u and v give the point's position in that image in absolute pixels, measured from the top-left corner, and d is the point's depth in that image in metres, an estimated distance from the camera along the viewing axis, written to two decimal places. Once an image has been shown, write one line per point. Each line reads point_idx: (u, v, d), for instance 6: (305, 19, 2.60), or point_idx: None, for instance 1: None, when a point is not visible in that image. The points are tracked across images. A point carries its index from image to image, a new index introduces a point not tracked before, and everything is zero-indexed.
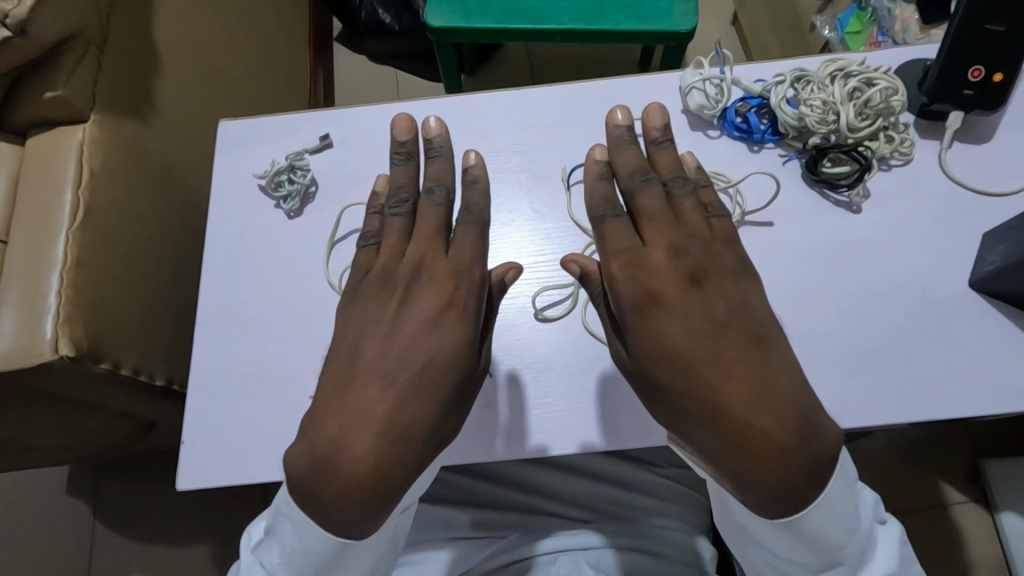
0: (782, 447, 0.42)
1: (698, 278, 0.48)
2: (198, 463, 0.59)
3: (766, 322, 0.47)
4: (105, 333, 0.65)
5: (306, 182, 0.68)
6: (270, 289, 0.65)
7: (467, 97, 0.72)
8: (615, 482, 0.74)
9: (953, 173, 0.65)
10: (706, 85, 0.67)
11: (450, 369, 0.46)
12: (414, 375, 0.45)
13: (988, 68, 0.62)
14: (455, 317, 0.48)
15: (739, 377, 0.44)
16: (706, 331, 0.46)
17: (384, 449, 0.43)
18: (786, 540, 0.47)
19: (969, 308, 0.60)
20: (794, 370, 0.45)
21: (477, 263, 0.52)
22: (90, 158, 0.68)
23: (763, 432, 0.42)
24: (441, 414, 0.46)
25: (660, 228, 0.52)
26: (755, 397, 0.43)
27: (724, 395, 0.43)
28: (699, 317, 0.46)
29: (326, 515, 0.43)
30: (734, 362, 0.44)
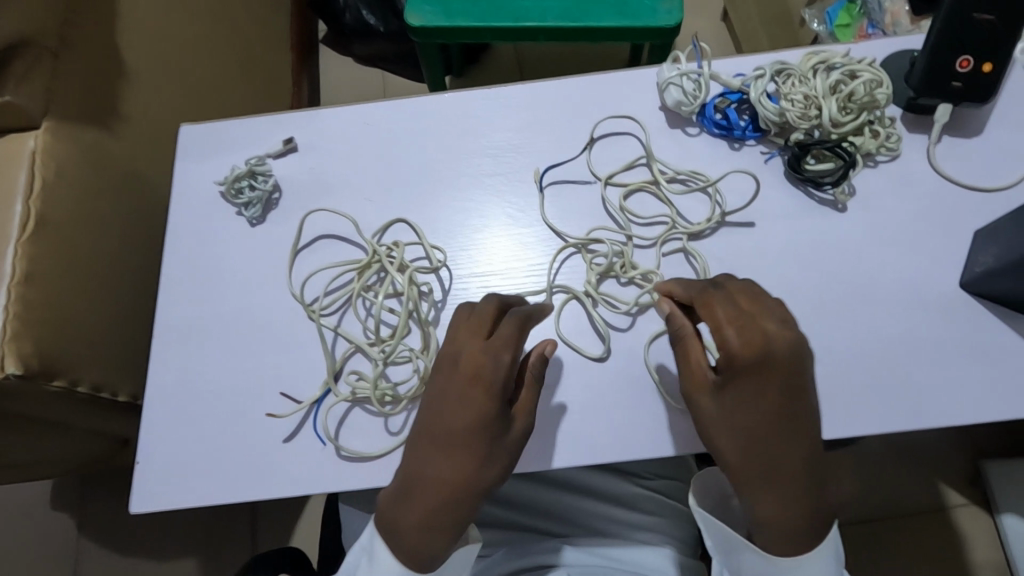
0: (793, 506, 0.47)
1: (761, 362, 0.47)
2: (153, 485, 0.57)
3: (811, 403, 0.48)
4: (58, 349, 0.63)
5: (268, 189, 0.65)
6: (233, 300, 0.63)
7: (437, 97, 0.69)
8: (598, 496, 0.70)
9: (942, 168, 0.62)
10: (683, 80, 0.64)
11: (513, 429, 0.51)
12: (478, 448, 0.49)
13: (977, 58, 0.59)
14: (486, 397, 0.49)
15: (775, 450, 0.47)
16: (743, 410, 0.48)
17: (442, 494, 0.49)
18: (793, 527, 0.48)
19: (961, 309, 0.57)
20: (818, 439, 0.48)
21: (510, 347, 0.50)
22: (43, 168, 0.65)
23: (785, 500, 0.47)
24: (483, 466, 0.49)
25: (720, 311, 0.49)
26: (782, 467, 0.47)
27: (758, 465, 0.48)
28: (740, 403, 0.48)
29: (402, 541, 0.50)
30: (771, 441, 0.47)
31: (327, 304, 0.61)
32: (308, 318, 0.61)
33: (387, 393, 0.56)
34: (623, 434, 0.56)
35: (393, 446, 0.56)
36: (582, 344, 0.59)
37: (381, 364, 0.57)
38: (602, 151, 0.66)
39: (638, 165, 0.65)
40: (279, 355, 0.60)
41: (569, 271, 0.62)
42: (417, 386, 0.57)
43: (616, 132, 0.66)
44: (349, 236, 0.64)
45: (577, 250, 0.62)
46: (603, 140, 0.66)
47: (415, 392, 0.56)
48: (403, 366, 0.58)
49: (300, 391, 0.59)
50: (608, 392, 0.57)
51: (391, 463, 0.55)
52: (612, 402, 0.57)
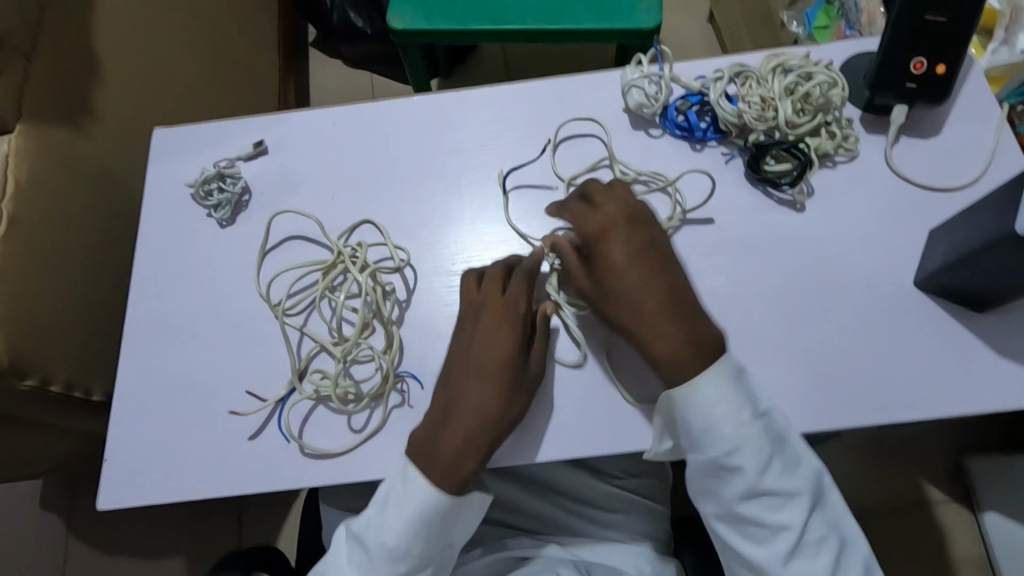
0: (690, 369, 0.52)
1: (631, 220, 0.57)
2: (120, 483, 0.57)
3: (675, 273, 0.55)
4: (30, 349, 0.64)
5: (237, 190, 0.66)
6: (202, 300, 0.63)
7: (406, 99, 0.70)
8: (570, 495, 0.71)
9: (899, 167, 0.63)
10: (645, 83, 0.65)
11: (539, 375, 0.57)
12: (518, 386, 0.55)
13: (930, 59, 0.60)
14: (517, 339, 0.55)
15: (659, 312, 0.53)
16: (633, 286, 0.54)
17: (473, 425, 0.53)
18: (767, 479, 0.50)
19: (916, 307, 0.58)
20: (696, 311, 0.54)
21: (524, 295, 0.57)
22: (16, 170, 0.66)
23: (677, 324, 0.53)
24: (508, 394, 0.54)
25: (607, 206, 0.57)
26: (666, 310, 0.53)
27: (653, 322, 0.53)
28: (629, 274, 0.55)
29: (437, 469, 0.53)
30: (658, 303, 0.54)
31: (293, 304, 0.62)
32: (274, 318, 0.62)
33: (350, 391, 0.58)
34: (581, 431, 0.57)
35: (356, 443, 0.57)
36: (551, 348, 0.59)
37: (343, 364, 0.58)
38: (565, 154, 0.67)
39: (601, 167, 0.66)
40: (246, 354, 0.61)
41: None
42: (379, 385, 0.58)
43: (578, 135, 0.67)
44: (316, 237, 0.65)
45: None
46: (566, 143, 0.67)
47: (376, 390, 0.57)
48: (366, 364, 0.59)
49: (265, 389, 0.59)
50: (567, 389, 0.58)
51: (352, 460, 0.56)
52: (572, 401, 0.57)
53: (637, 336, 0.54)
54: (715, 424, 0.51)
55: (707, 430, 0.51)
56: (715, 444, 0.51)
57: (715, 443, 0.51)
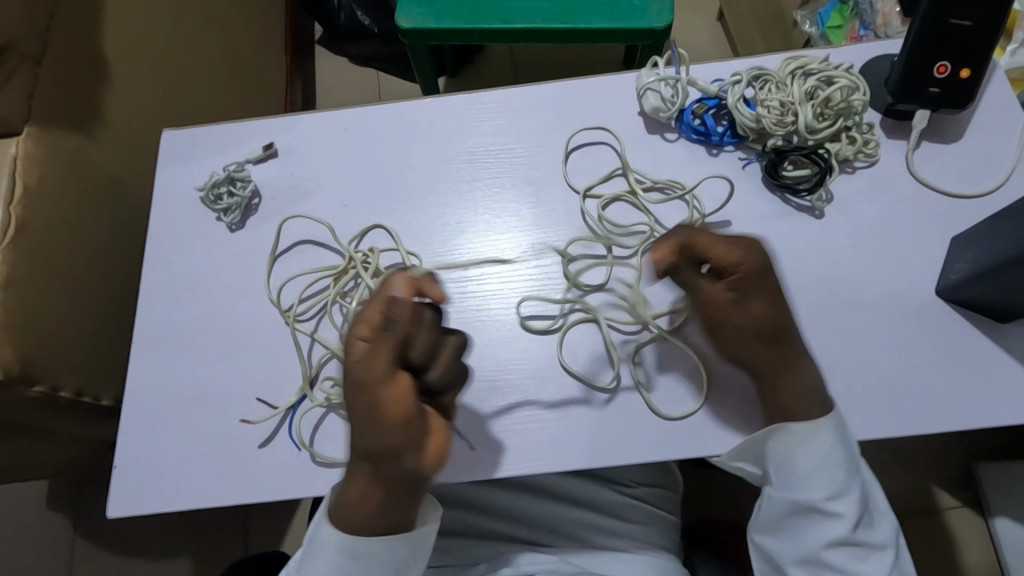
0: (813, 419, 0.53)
1: (761, 258, 0.52)
2: (128, 490, 0.57)
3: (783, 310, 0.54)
4: (39, 355, 0.64)
5: (247, 195, 0.65)
6: (211, 306, 0.63)
7: (418, 102, 0.69)
8: (580, 504, 0.69)
9: (921, 174, 0.62)
10: (661, 86, 0.64)
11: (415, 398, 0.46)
12: (368, 418, 0.46)
13: (955, 63, 0.59)
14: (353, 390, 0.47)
15: (781, 346, 0.53)
16: (755, 319, 0.52)
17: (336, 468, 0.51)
18: (857, 530, 0.52)
19: (937, 316, 0.57)
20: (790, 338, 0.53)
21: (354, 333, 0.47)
22: (25, 174, 0.66)
23: (804, 368, 0.53)
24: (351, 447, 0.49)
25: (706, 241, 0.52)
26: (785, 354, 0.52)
27: (776, 358, 0.52)
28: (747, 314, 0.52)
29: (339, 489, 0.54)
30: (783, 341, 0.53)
31: (304, 310, 0.61)
32: (285, 324, 0.61)
33: None
34: (594, 440, 0.56)
35: None
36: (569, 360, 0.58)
37: None
38: (579, 160, 0.66)
39: (615, 176, 0.64)
40: (256, 361, 0.60)
41: (545, 279, 0.61)
42: None
43: (593, 140, 0.66)
44: (327, 242, 0.64)
45: (588, 243, 0.62)
46: (580, 149, 0.66)
47: None
48: None
49: (276, 396, 0.59)
50: (580, 397, 0.57)
51: None
52: (587, 409, 0.57)
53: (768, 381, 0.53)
54: (819, 467, 0.53)
55: (807, 473, 0.53)
56: (817, 487, 0.53)
57: (819, 486, 0.53)
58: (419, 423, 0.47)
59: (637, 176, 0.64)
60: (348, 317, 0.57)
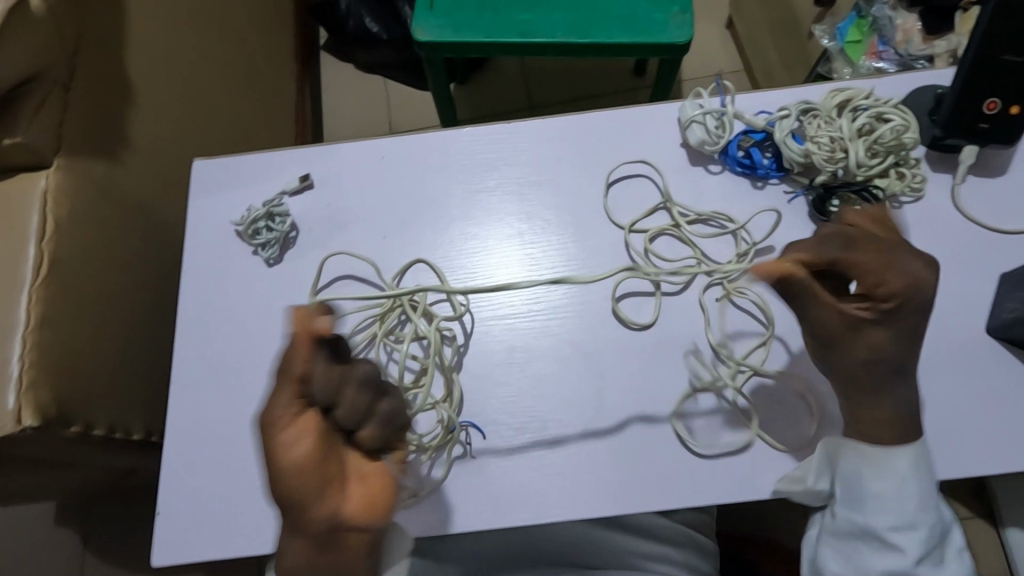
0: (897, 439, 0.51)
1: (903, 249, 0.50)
2: (173, 535, 0.56)
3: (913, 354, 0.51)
4: (74, 395, 0.62)
5: (285, 229, 0.64)
6: (250, 343, 0.62)
7: (456, 131, 0.68)
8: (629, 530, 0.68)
9: (968, 210, 0.61)
10: (707, 119, 0.63)
11: (311, 444, 0.42)
12: (270, 467, 0.42)
13: (1004, 100, 0.58)
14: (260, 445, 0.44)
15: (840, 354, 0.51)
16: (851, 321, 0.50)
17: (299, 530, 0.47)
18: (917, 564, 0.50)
19: (987, 354, 0.57)
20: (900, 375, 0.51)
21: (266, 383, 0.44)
22: (56, 208, 0.64)
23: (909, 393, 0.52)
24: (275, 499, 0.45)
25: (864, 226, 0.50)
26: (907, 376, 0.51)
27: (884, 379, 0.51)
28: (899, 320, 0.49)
29: None
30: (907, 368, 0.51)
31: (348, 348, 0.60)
32: None
33: (412, 443, 0.56)
34: (647, 482, 0.55)
35: (417, 496, 0.55)
36: (618, 399, 0.58)
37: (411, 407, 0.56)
38: (621, 193, 0.65)
39: (658, 210, 0.64)
40: None
41: (592, 315, 0.61)
42: (442, 436, 0.56)
43: (633, 173, 0.65)
44: (369, 278, 0.63)
45: (635, 284, 0.61)
46: (621, 182, 0.65)
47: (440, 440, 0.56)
48: (426, 414, 0.58)
49: None
50: (632, 437, 0.57)
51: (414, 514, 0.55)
52: (639, 450, 0.56)
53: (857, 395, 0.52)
54: (894, 499, 0.51)
55: (884, 502, 0.51)
56: (887, 516, 0.51)
57: (892, 511, 0.51)
58: (314, 470, 0.42)
59: (681, 211, 0.63)
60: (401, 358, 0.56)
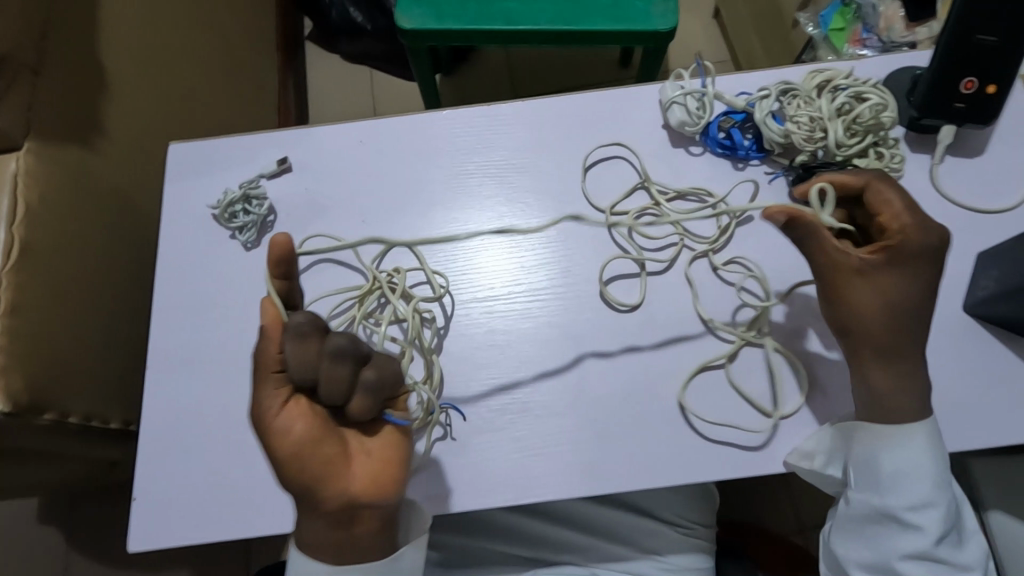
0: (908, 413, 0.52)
1: (930, 241, 0.50)
2: (150, 522, 0.55)
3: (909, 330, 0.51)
4: (49, 383, 0.62)
5: (262, 213, 0.63)
6: (228, 329, 0.61)
7: (436, 114, 0.67)
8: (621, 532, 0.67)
9: (945, 191, 0.62)
10: (687, 100, 0.63)
11: (304, 420, 0.45)
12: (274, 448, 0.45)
13: (981, 79, 0.59)
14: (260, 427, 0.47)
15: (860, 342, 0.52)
16: (891, 297, 0.51)
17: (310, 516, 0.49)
18: (940, 546, 0.52)
19: (964, 333, 0.58)
20: (908, 362, 0.52)
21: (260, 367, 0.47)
22: (27, 192, 0.63)
23: (880, 367, 0.52)
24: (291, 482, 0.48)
25: (892, 198, 0.51)
26: (909, 344, 0.51)
27: (892, 344, 0.51)
28: (886, 279, 0.51)
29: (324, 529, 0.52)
30: (908, 336, 0.51)
31: None
32: None
33: None
34: (629, 462, 0.55)
35: None
36: (599, 380, 0.58)
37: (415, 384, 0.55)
38: (601, 174, 0.65)
39: (637, 191, 0.64)
40: None
41: (574, 297, 0.60)
42: (423, 419, 0.55)
43: (612, 156, 0.65)
44: (347, 261, 0.62)
45: (617, 266, 0.61)
46: (600, 163, 0.65)
47: (420, 421, 0.55)
48: (406, 397, 0.57)
49: None
50: (614, 419, 0.56)
51: None
52: (620, 431, 0.56)
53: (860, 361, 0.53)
54: (907, 472, 0.52)
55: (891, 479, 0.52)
56: (904, 497, 0.52)
57: (908, 494, 0.52)
58: (310, 449, 0.45)
59: (660, 191, 0.63)
60: (378, 341, 0.55)
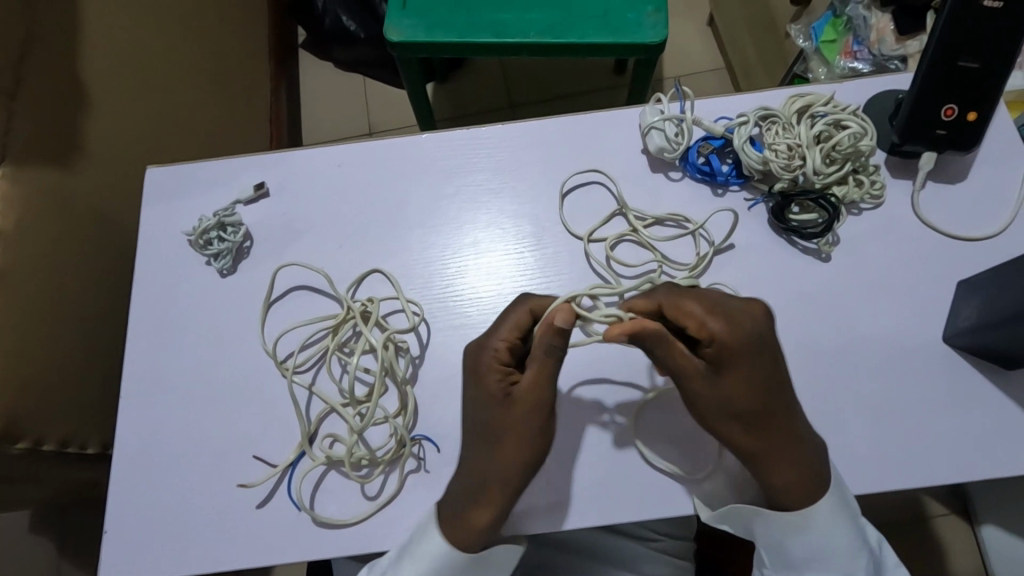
0: (806, 481, 0.50)
1: (755, 330, 0.50)
2: (120, 554, 0.55)
3: (786, 407, 0.50)
4: (21, 411, 0.62)
5: (238, 239, 0.62)
6: (203, 356, 0.60)
7: (414, 138, 0.67)
8: (600, 557, 0.67)
9: (927, 216, 0.61)
10: (666, 125, 0.62)
11: (542, 387, 0.50)
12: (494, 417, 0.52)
13: (962, 106, 0.58)
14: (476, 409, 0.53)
15: (762, 431, 0.50)
16: (748, 385, 0.49)
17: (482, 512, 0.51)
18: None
19: (944, 362, 0.57)
20: (791, 441, 0.50)
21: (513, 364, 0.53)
22: (1, 217, 0.63)
23: (800, 445, 0.50)
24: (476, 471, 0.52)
25: (693, 307, 0.50)
26: (784, 419, 0.50)
27: (756, 443, 0.50)
28: (734, 380, 0.49)
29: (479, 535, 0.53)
30: (774, 414, 0.50)
31: (301, 361, 0.59)
32: (281, 374, 0.59)
33: (364, 458, 0.55)
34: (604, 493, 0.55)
35: (370, 511, 0.55)
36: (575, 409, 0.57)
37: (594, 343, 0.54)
38: (579, 200, 0.64)
39: (615, 217, 0.63)
40: (253, 415, 0.58)
41: None
42: (395, 450, 0.55)
43: (589, 181, 0.64)
44: (323, 289, 0.62)
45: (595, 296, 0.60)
46: (578, 189, 0.64)
47: (393, 454, 0.55)
48: (379, 428, 0.57)
49: (274, 453, 0.57)
50: (589, 448, 0.56)
51: (367, 530, 0.54)
52: (593, 462, 0.55)
53: (748, 458, 0.50)
54: (821, 553, 0.51)
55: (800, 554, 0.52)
56: (821, 571, 0.52)
57: (820, 567, 0.52)
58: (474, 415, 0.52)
59: (638, 218, 0.62)
60: (351, 372, 0.55)
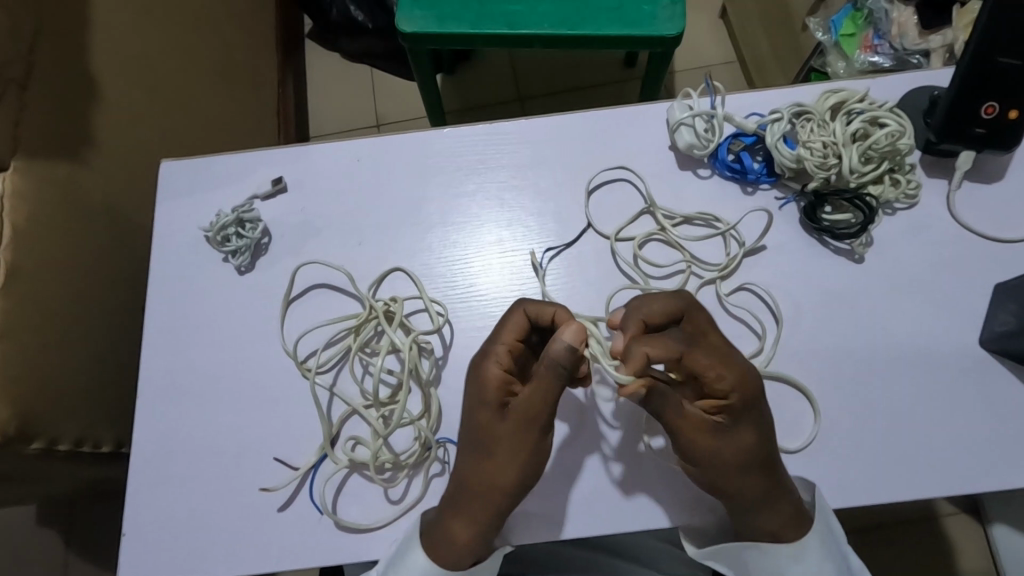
0: (785, 517, 0.51)
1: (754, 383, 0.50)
2: (136, 557, 0.54)
3: (776, 457, 0.51)
4: (34, 410, 0.60)
5: (256, 236, 0.61)
6: (221, 355, 0.59)
7: (436, 132, 0.65)
8: (620, 558, 0.66)
9: (962, 218, 0.60)
10: (695, 121, 0.61)
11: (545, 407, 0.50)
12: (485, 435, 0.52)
13: (1003, 104, 0.56)
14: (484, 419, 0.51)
15: (762, 482, 0.50)
16: (743, 442, 0.50)
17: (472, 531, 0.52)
18: None
19: (979, 367, 0.56)
20: (779, 484, 0.51)
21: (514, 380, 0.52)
22: (14, 210, 0.61)
23: (783, 498, 0.51)
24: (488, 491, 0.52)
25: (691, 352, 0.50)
26: (778, 475, 0.51)
27: (760, 489, 0.50)
28: (732, 433, 0.50)
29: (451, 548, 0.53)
30: (775, 468, 0.51)
31: (322, 361, 0.58)
32: (301, 374, 0.58)
33: (388, 461, 0.54)
34: (634, 499, 0.53)
35: (394, 515, 0.54)
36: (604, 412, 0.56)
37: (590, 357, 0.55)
38: (607, 197, 0.62)
39: (643, 215, 0.62)
40: (272, 416, 0.57)
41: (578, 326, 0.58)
42: (419, 454, 0.54)
43: (616, 178, 0.63)
44: (344, 287, 0.61)
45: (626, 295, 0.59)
46: (605, 186, 0.63)
47: (418, 456, 0.54)
48: (404, 431, 0.56)
49: (295, 454, 0.56)
50: (618, 451, 0.55)
51: (389, 534, 0.53)
52: (620, 465, 0.54)
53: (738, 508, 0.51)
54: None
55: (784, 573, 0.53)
56: None
57: None
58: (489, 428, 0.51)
59: (667, 216, 0.61)
60: (376, 373, 0.54)
